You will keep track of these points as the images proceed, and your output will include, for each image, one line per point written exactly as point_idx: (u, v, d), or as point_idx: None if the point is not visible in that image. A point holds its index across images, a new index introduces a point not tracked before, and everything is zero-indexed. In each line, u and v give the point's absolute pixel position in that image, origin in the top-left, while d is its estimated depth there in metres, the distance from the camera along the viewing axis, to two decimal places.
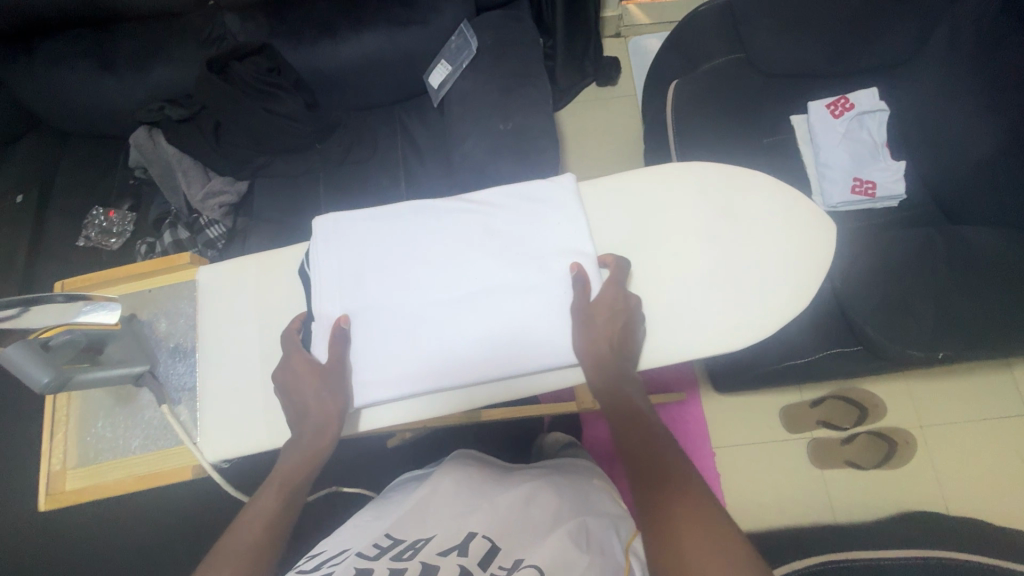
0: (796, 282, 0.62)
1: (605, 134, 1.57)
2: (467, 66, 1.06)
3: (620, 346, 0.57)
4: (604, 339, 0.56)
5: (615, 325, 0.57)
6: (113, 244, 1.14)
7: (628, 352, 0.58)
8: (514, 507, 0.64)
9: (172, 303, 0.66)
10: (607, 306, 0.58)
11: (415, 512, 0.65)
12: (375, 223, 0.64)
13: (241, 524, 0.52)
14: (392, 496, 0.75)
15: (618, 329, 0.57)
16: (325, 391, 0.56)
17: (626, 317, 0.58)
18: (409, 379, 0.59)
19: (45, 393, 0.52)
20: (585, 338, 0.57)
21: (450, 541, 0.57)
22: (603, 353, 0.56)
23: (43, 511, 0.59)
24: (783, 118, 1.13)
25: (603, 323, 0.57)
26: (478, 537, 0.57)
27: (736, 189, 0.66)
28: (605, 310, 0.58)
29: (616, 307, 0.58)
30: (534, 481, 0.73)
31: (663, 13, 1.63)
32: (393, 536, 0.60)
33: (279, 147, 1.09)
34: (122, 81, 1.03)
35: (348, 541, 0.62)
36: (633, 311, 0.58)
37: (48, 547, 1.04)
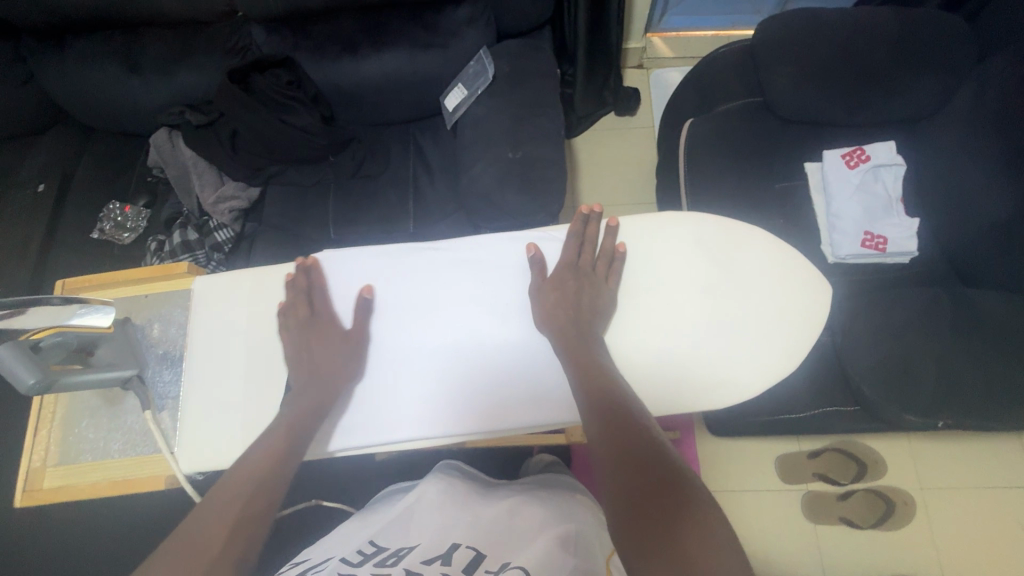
0: (790, 344, 0.61)
1: (619, 163, 1.58)
2: (482, 92, 1.08)
3: (579, 314, 0.60)
4: (562, 307, 0.60)
5: (568, 294, 0.60)
6: (126, 239, 1.16)
7: (585, 319, 0.59)
8: (493, 522, 0.63)
9: (167, 310, 0.67)
10: (562, 273, 0.61)
11: (399, 521, 0.65)
12: (376, 264, 0.66)
13: (190, 531, 0.46)
14: (378, 506, 0.74)
15: (569, 301, 0.60)
16: (345, 355, 0.60)
17: (584, 287, 0.61)
18: (392, 419, 0.61)
19: (26, 395, 0.55)
20: (542, 312, 0.61)
21: (433, 551, 0.56)
22: (560, 320, 0.59)
23: (16, 506, 0.59)
24: (797, 164, 1.12)
25: (554, 299, 0.61)
26: (462, 547, 0.57)
27: (736, 246, 0.65)
28: (557, 289, 0.61)
29: (568, 281, 0.61)
30: (517, 498, 0.70)
31: (687, 48, 1.64)
32: (378, 544, 0.60)
33: (293, 158, 1.12)
34: (147, 83, 1.07)
35: (333, 548, 0.61)
36: (588, 280, 0.61)
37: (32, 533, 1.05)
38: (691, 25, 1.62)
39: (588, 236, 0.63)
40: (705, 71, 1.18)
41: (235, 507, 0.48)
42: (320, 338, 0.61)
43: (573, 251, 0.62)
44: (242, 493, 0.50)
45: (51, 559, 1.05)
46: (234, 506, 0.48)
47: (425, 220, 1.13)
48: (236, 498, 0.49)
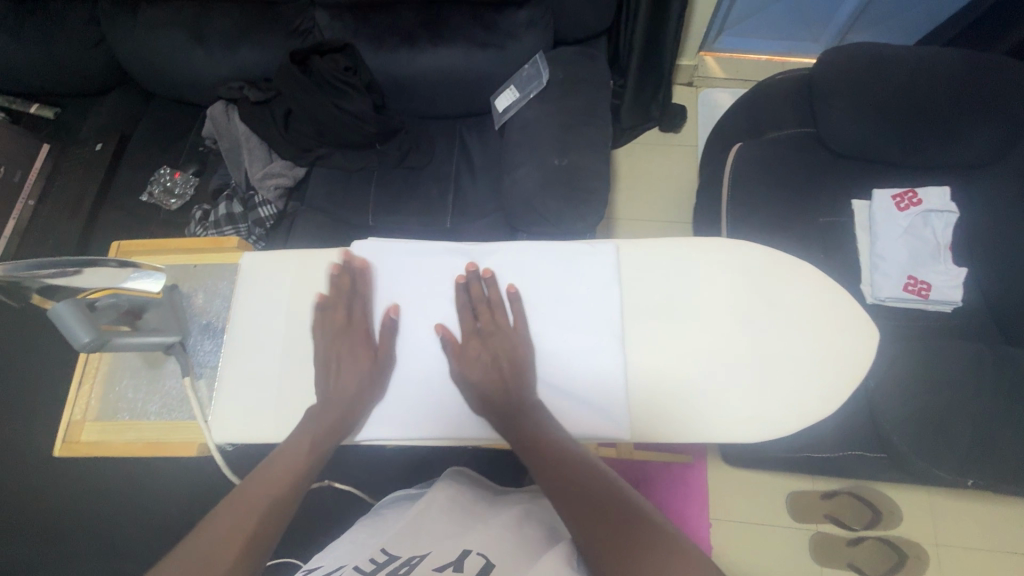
0: (827, 387, 0.57)
1: (659, 180, 1.56)
2: (534, 96, 1.08)
3: (506, 378, 0.56)
4: (488, 379, 0.56)
5: (492, 361, 0.57)
6: (172, 205, 1.20)
7: (517, 387, 0.56)
8: (501, 530, 0.63)
9: (214, 282, 0.68)
10: (470, 340, 0.58)
11: (413, 528, 0.65)
12: (414, 259, 0.64)
13: (210, 536, 0.48)
14: (386, 513, 0.76)
15: (491, 368, 0.57)
16: (369, 376, 0.58)
17: (498, 350, 0.57)
18: (411, 416, 0.59)
19: (82, 352, 0.55)
20: (471, 389, 0.57)
21: (446, 558, 0.56)
22: (492, 395, 0.56)
23: (55, 456, 0.61)
24: (843, 201, 1.09)
25: (479, 371, 0.57)
26: (473, 554, 0.56)
27: (781, 280, 0.61)
28: (477, 360, 0.57)
29: (482, 347, 0.58)
30: (524, 506, 0.71)
31: (739, 71, 1.63)
32: (390, 553, 0.60)
33: (340, 142, 1.13)
34: (210, 55, 1.10)
35: (344, 558, 0.62)
36: (501, 346, 0.57)
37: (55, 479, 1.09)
38: (746, 48, 1.59)
39: (475, 294, 0.60)
40: (758, 97, 1.15)
41: (251, 519, 0.49)
42: (353, 353, 0.59)
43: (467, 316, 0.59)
44: (258, 506, 0.50)
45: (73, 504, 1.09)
46: (245, 522, 0.49)
47: (462, 217, 1.14)
48: (250, 511, 0.50)
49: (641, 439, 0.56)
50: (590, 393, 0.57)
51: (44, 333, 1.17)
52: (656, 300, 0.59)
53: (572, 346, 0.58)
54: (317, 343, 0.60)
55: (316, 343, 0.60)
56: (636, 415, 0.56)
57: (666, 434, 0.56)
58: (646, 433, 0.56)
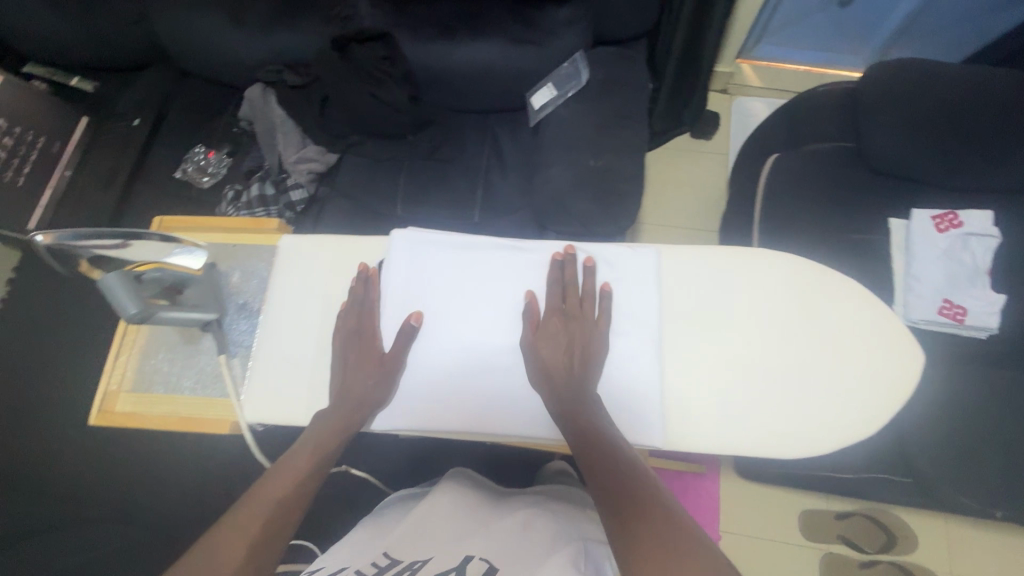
0: (866, 409, 0.56)
1: (687, 186, 1.55)
2: (572, 96, 1.08)
3: (573, 364, 0.56)
4: (557, 361, 0.56)
5: (563, 345, 0.57)
6: (205, 182, 1.21)
7: (581, 371, 0.56)
8: (502, 538, 0.62)
9: (251, 262, 0.69)
10: (552, 323, 0.58)
11: (414, 530, 0.65)
12: (453, 252, 0.64)
13: (221, 537, 0.49)
14: (389, 512, 0.76)
15: (563, 351, 0.56)
16: (373, 378, 0.58)
17: (575, 335, 0.57)
18: (443, 409, 0.59)
19: (126, 323, 0.58)
20: (537, 368, 0.56)
21: (446, 564, 0.56)
22: (555, 377, 0.55)
23: (91, 424, 0.62)
24: (881, 219, 1.06)
25: (550, 351, 0.56)
26: (476, 559, 0.57)
27: (827, 300, 0.60)
28: (548, 341, 0.57)
29: (560, 330, 0.57)
30: (529, 508, 0.71)
31: (777, 80, 1.60)
32: (391, 556, 0.60)
33: (372, 129, 1.14)
34: (247, 37, 1.09)
35: (347, 559, 0.62)
36: (578, 330, 0.57)
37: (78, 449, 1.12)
38: (784, 57, 1.58)
39: (571, 276, 0.59)
40: (799, 108, 1.14)
41: (260, 520, 0.50)
42: (366, 361, 0.59)
43: (556, 297, 0.58)
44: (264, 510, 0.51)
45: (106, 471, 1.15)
46: (254, 525, 0.50)
47: (491, 213, 1.14)
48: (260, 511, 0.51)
49: (676, 448, 0.55)
50: (624, 401, 0.56)
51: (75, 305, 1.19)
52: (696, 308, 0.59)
53: (609, 349, 0.58)
54: (336, 341, 0.61)
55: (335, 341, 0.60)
56: (670, 424, 0.56)
57: (702, 443, 0.55)
58: (681, 443, 0.55)
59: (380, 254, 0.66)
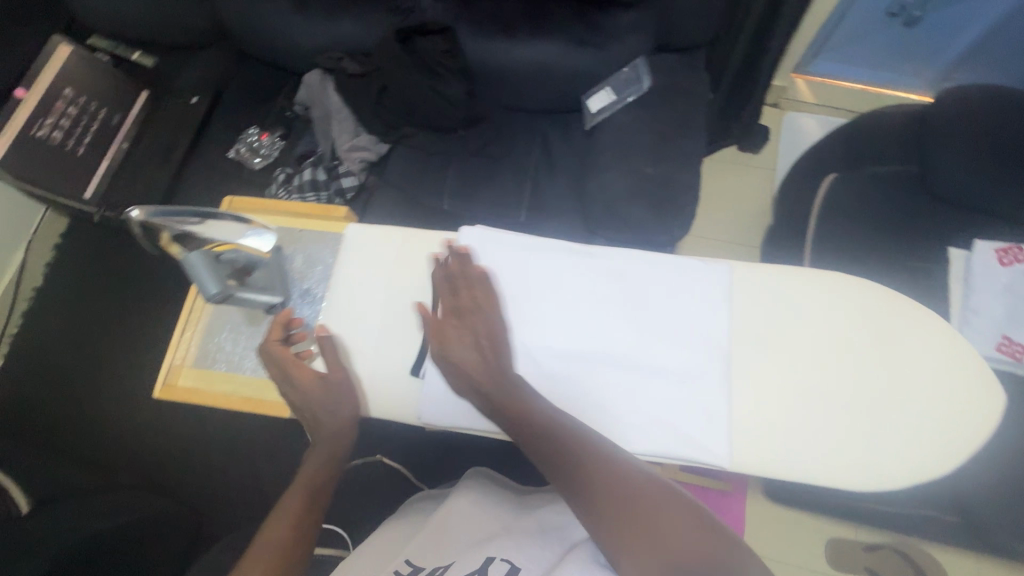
0: (938, 446, 0.54)
1: (732, 200, 1.52)
2: (631, 101, 1.07)
3: (490, 361, 0.57)
4: (470, 362, 0.57)
5: (474, 345, 0.57)
6: (256, 164, 1.23)
7: (498, 367, 0.56)
8: (526, 536, 0.60)
9: (315, 248, 0.69)
10: (453, 322, 0.58)
11: (434, 534, 0.66)
12: (520, 251, 0.63)
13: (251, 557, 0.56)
14: (411, 517, 0.77)
15: (477, 348, 0.57)
16: (326, 401, 0.59)
17: (478, 329, 0.58)
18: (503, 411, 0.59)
19: (211, 302, 0.57)
20: (457, 373, 0.57)
21: (468, 566, 0.55)
22: (474, 379, 0.56)
23: (156, 397, 0.64)
24: (940, 249, 1.03)
25: (463, 351, 0.57)
26: (497, 561, 0.55)
27: (901, 329, 0.58)
28: (459, 337, 0.58)
29: (463, 326, 0.58)
30: (553, 504, 0.70)
31: (831, 97, 1.57)
32: (412, 564, 0.61)
33: (427, 124, 1.14)
34: (309, 23, 1.09)
35: (368, 568, 0.63)
36: (482, 319, 0.58)
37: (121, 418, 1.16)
38: (841, 74, 1.54)
39: (454, 271, 0.59)
40: (862, 128, 1.11)
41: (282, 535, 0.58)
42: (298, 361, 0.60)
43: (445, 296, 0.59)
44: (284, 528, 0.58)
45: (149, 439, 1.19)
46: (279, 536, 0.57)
47: (539, 213, 1.12)
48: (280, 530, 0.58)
49: (742, 471, 0.54)
50: (692, 418, 0.55)
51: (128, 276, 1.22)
52: (766, 327, 0.58)
53: (677, 363, 0.57)
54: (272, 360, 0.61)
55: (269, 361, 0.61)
56: (737, 445, 0.54)
57: (768, 467, 0.54)
58: (747, 466, 0.54)
59: (447, 250, 0.65)
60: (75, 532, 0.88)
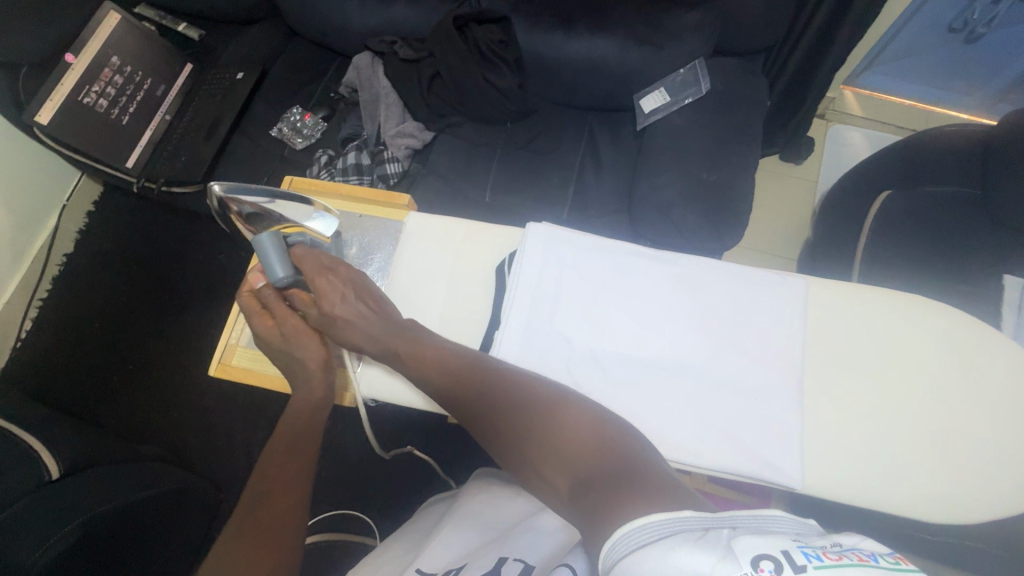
0: (1007, 480, 0.54)
1: (770, 209, 1.49)
2: (687, 104, 1.04)
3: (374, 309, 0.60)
4: (357, 316, 0.60)
5: (352, 298, 0.60)
6: (299, 144, 1.20)
7: (387, 320, 0.60)
8: (530, 540, 0.58)
9: (377, 235, 0.68)
10: (326, 280, 0.60)
11: (442, 536, 0.62)
12: (590, 253, 0.63)
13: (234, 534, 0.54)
14: (427, 519, 0.74)
15: (356, 302, 0.60)
16: (291, 347, 0.62)
17: (352, 283, 0.61)
18: None
19: (280, 286, 0.59)
20: (349, 335, 0.60)
21: (480, 567, 0.53)
22: (363, 336, 0.59)
23: (211, 374, 0.66)
24: (995, 274, 1.00)
25: (347, 307, 0.60)
26: (511, 560, 0.54)
27: (979, 358, 0.57)
28: (328, 292, 0.60)
29: (337, 282, 0.60)
30: None
31: (879, 111, 1.53)
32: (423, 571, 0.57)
33: (476, 116, 1.14)
34: (364, 5, 1.08)
35: None
36: (342, 271, 0.61)
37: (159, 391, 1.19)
38: (891, 89, 1.51)
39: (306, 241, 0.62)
40: (922, 143, 1.07)
41: (264, 510, 0.56)
42: (261, 313, 0.63)
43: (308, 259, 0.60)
44: (261, 501, 0.56)
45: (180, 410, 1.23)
46: (262, 511, 0.55)
47: (581, 212, 1.10)
48: (260, 504, 0.56)
49: (807, 491, 0.54)
50: (763, 435, 0.55)
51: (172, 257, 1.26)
52: (839, 348, 0.58)
53: (747, 379, 0.57)
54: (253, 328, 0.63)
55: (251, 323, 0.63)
56: (806, 464, 0.54)
57: (834, 489, 0.54)
58: (813, 486, 0.54)
59: (512, 246, 0.65)
60: (114, 496, 0.88)
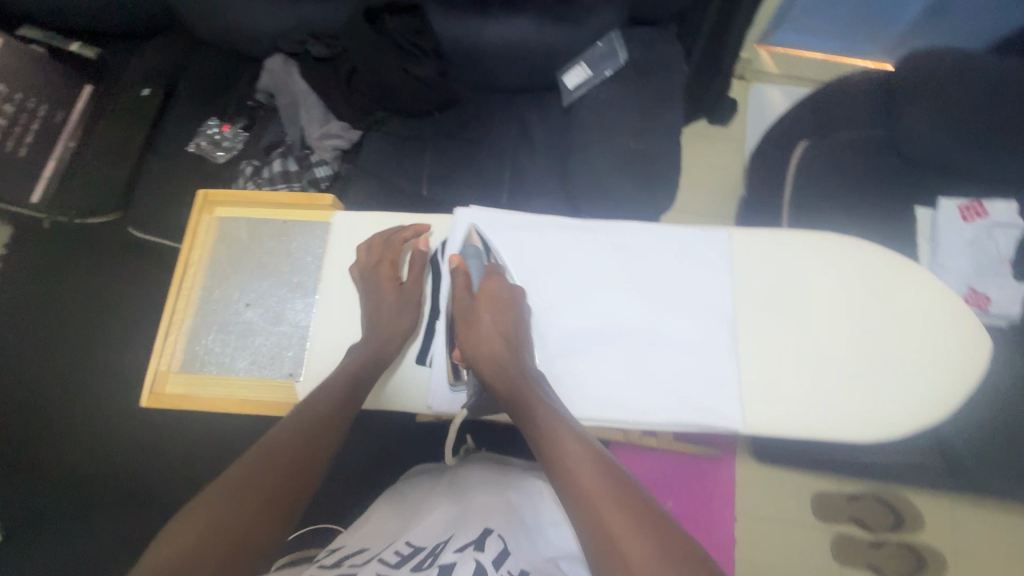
0: (934, 394, 0.58)
1: (703, 172, 1.54)
2: (609, 76, 1.06)
3: (503, 344, 0.56)
4: (490, 336, 0.55)
5: (496, 323, 0.56)
6: (220, 157, 1.14)
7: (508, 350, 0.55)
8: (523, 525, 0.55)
9: (305, 238, 0.69)
10: (488, 292, 0.58)
11: (441, 517, 0.57)
12: (520, 232, 0.64)
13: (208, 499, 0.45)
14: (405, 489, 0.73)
15: (497, 332, 0.56)
16: (396, 306, 0.62)
17: (503, 310, 0.57)
18: None
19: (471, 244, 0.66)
20: (472, 345, 0.56)
21: (465, 538, 0.49)
22: (481, 358, 0.55)
23: (144, 407, 0.63)
24: (907, 208, 1.06)
25: (485, 324, 0.56)
26: (493, 537, 0.50)
27: (894, 285, 0.61)
28: (488, 300, 0.57)
29: (491, 299, 0.57)
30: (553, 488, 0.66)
31: (793, 67, 1.60)
32: (414, 544, 0.51)
33: (403, 108, 1.10)
34: (270, 5, 1.03)
35: (367, 543, 0.54)
36: (511, 314, 0.58)
37: (106, 431, 1.14)
38: (801, 45, 1.58)
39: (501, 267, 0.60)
40: (831, 93, 1.13)
41: (255, 489, 0.46)
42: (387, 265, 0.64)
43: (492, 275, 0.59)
44: (252, 477, 0.47)
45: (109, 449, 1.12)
46: (249, 490, 0.46)
47: (520, 194, 1.11)
48: (253, 479, 0.47)
49: (752, 432, 0.56)
50: (702, 383, 0.57)
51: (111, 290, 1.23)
52: (767, 292, 0.61)
53: (682, 332, 0.59)
54: (360, 270, 0.64)
55: (360, 266, 0.64)
56: (748, 408, 0.57)
57: (776, 427, 0.56)
58: (758, 427, 0.56)
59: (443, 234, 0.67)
60: None
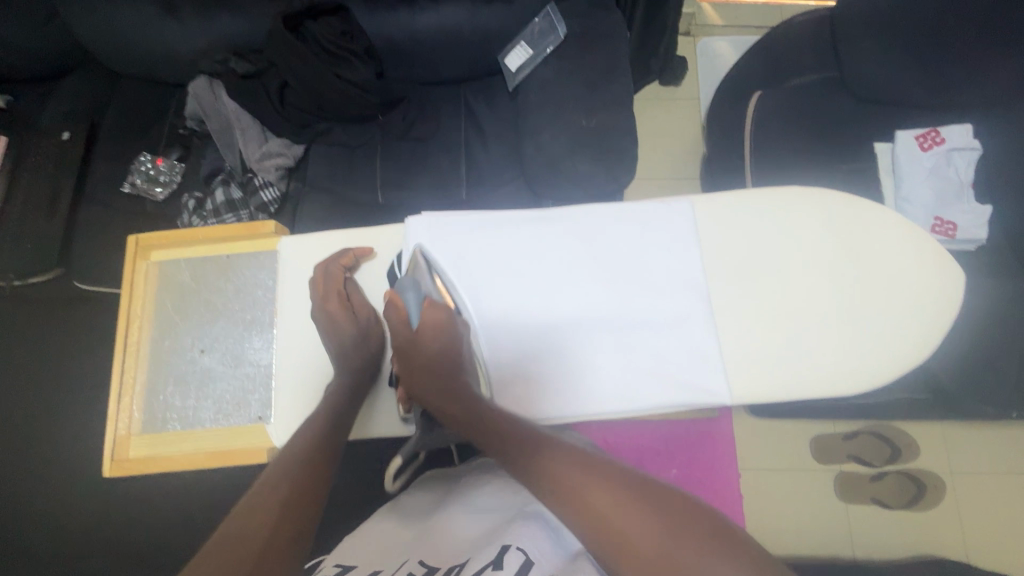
0: (918, 337, 0.57)
1: (663, 135, 1.52)
2: (551, 52, 1.00)
3: (451, 361, 0.51)
4: (441, 362, 0.50)
5: (445, 347, 0.51)
6: (159, 195, 1.08)
7: (451, 363, 0.51)
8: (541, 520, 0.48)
9: (252, 271, 0.65)
10: (439, 321, 0.51)
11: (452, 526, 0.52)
12: (479, 231, 0.60)
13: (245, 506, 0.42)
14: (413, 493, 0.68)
15: (446, 352, 0.51)
16: (355, 331, 0.59)
17: (449, 333, 0.51)
18: None
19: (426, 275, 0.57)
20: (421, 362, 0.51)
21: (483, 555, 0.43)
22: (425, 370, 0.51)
23: (105, 476, 0.59)
24: (866, 144, 1.06)
25: (433, 347, 0.51)
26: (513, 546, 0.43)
27: (863, 228, 0.60)
28: (436, 331, 0.51)
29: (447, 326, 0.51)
30: None
31: (738, 16, 1.58)
32: (427, 563, 0.47)
33: (341, 117, 1.06)
34: (183, 26, 0.97)
35: (378, 562, 0.50)
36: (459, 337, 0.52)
37: (88, 491, 1.09)
38: None
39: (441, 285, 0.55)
40: (777, 39, 1.11)
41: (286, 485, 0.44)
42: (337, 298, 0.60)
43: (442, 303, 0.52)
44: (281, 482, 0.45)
45: (94, 511, 1.08)
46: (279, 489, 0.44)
47: (477, 186, 1.07)
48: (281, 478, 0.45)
49: (744, 400, 0.55)
50: (685, 360, 0.56)
51: (66, 346, 1.16)
52: (736, 255, 0.59)
53: (657, 311, 0.58)
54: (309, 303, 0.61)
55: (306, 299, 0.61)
56: (732, 377, 0.56)
57: (766, 393, 0.55)
58: (748, 395, 0.55)
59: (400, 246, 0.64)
60: None
